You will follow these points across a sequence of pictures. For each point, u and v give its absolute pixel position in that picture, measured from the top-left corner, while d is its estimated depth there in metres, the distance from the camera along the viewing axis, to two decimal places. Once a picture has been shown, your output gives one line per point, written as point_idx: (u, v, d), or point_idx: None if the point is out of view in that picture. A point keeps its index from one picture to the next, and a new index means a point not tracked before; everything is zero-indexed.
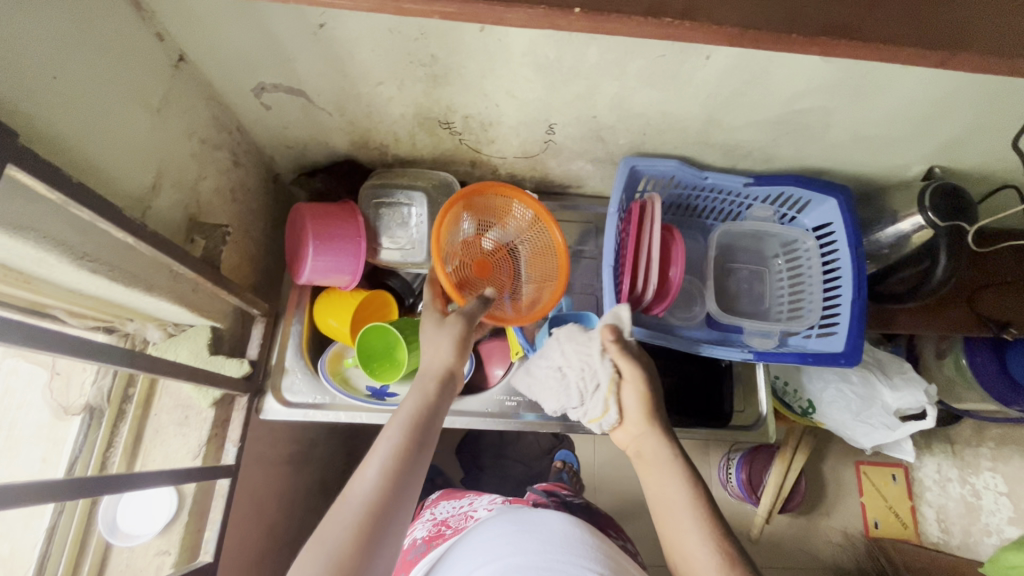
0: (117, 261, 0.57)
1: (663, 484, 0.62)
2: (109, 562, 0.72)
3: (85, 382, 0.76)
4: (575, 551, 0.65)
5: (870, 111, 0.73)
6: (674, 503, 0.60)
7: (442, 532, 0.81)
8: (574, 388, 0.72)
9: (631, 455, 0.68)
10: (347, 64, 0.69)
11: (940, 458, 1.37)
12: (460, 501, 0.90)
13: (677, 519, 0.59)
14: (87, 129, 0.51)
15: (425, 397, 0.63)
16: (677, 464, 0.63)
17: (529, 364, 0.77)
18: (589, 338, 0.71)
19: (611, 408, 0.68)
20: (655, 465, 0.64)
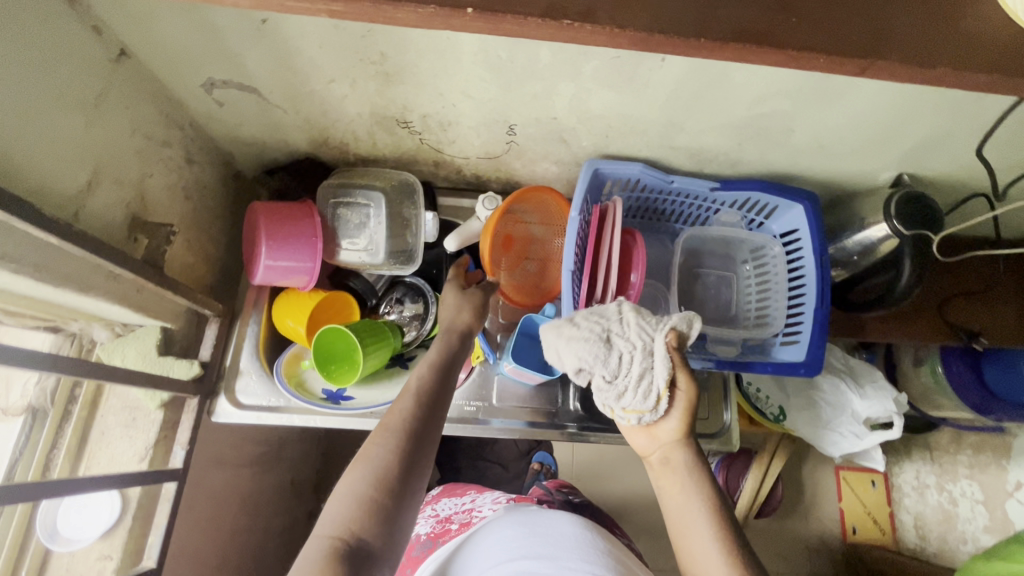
0: (43, 261, 0.55)
1: (680, 495, 0.59)
2: (48, 567, 0.70)
3: (27, 384, 0.74)
4: (587, 553, 0.66)
5: (831, 116, 0.72)
6: (693, 514, 0.57)
7: (448, 527, 0.84)
8: (615, 370, 0.60)
9: (650, 459, 0.63)
10: (296, 60, 0.67)
11: (919, 465, 1.35)
12: (462, 498, 0.93)
13: (698, 534, 0.56)
14: (6, 126, 0.50)
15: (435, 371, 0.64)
16: (698, 473, 0.60)
17: (571, 320, 0.63)
18: (654, 325, 0.61)
19: (659, 407, 0.59)
20: (673, 473, 0.60)
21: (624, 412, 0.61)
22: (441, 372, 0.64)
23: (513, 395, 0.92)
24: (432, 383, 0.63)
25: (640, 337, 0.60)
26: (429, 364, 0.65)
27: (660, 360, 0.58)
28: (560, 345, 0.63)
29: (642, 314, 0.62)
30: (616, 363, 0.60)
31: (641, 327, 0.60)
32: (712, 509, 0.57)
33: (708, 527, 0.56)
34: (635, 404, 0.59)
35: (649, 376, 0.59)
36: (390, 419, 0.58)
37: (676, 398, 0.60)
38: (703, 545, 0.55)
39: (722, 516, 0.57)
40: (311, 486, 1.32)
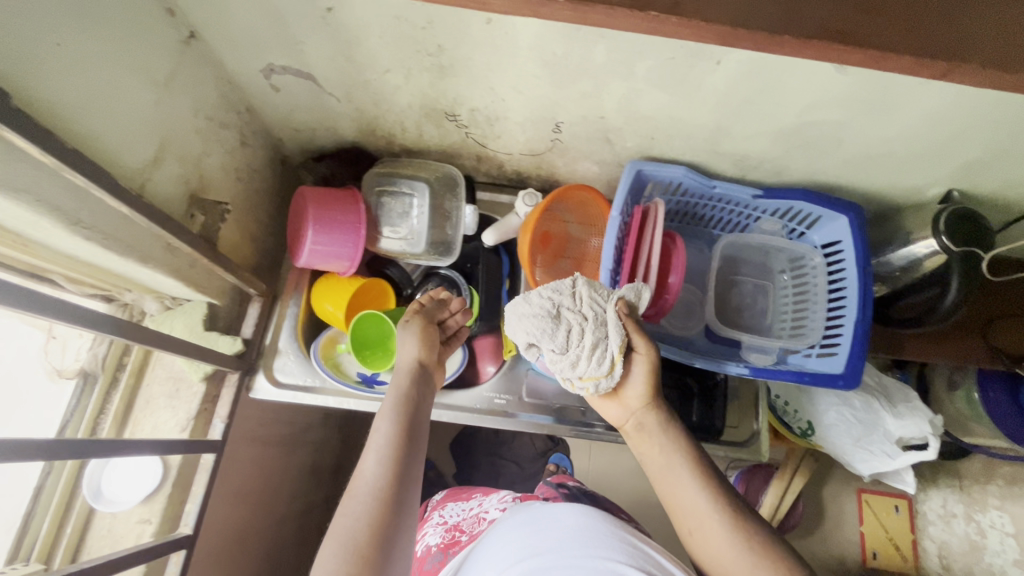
0: (112, 230, 0.58)
1: (661, 458, 0.66)
2: (92, 526, 0.73)
3: (81, 348, 0.77)
4: (596, 542, 0.64)
5: (885, 127, 0.71)
6: (677, 475, 0.64)
7: (458, 538, 0.86)
8: (573, 344, 0.65)
9: (627, 431, 0.70)
10: (355, 49, 0.69)
11: (946, 492, 1.32)
12: (469, 503, 0.94)
13: (684, 490, 0.63)
14: (89, 96, 0.52)
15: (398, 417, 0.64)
16: (671, 436, 0.67)
17: (526, 300, 0.67)
18: (605, 295, 0.68)
19: (615, 371, 0.66)
20: (650, 440, 0.68)
21: (584, 381, 0.67)
22: (400, 415, 0.65)
23: (542, 390, 0.92)
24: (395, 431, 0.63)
25: (591, 307, 0.67)
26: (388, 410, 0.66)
27: (613, 327, 0.65)
28: (515, 321, 0.68)
29: (595, 287, 0.69)
30: (574, 337, 0.65)
31: (595, 299, 0.67)
32: (691, 464, 0.64)
33: (693, 483, 0.63)
34: (592, 371, 0.65)
35: (604, 344, 0.65)
36: (357, 484, 0.59)
37: (635, 362, 0.68)
38: (691, 500, 0.62)
39: (703, 470, 0.64)
40: (331, 470, 1.34)
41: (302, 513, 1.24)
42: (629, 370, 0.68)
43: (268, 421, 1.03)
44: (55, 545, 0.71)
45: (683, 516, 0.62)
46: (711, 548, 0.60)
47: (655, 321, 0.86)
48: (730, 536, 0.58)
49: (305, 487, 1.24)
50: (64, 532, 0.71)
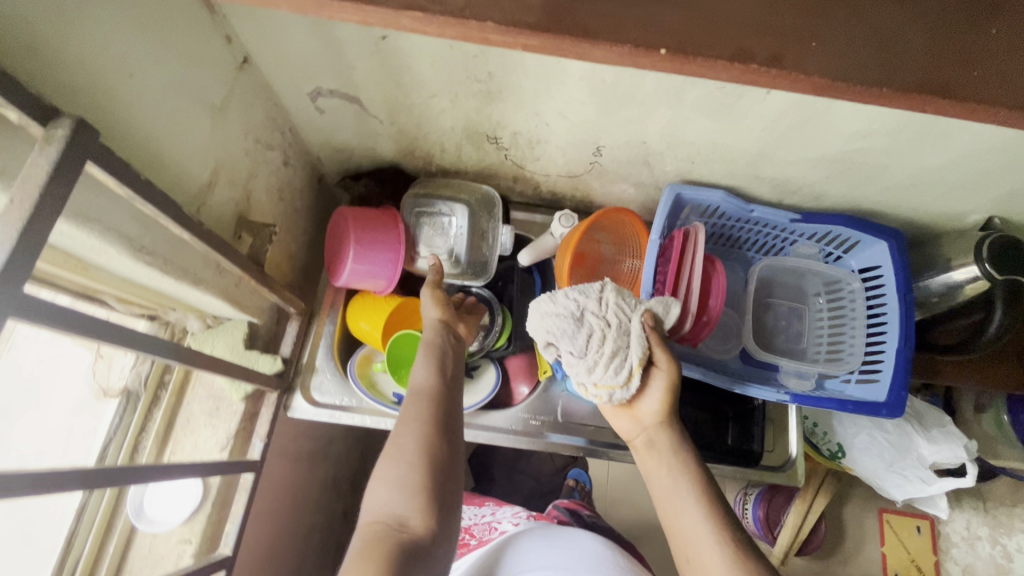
0: (170, 254, 0.59)
1: (666, 480, 0.64)
2: (133, 545, 0.73)
3: (125, 367, 0.78)
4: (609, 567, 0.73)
5: (933, 156, 0.70)
6: (680, 498, 0.62)
7: (467, 542, 0.88)
8: (591, 350, 0.65)
9: (639, 445, 0.69)
10: (404, 74, 0.69)
11: (969, 514, 1.30)
12: (482, 510, 0.96)
13: (685, 513, 0.61)
14: (156, 125, 0.53)
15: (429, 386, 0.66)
16: (679, 456, 0.65)
17: (552, 297, 0.67)
18: (632, 305, 0.67)
19: (632, 382, 0.65)
20: (657, 459, 0.66)
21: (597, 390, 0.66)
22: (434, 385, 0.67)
23: (575, 411, 0.92)
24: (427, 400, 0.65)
25: (615, 313, 0.66)
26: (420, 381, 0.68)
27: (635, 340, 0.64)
28: (538, 316, 0.67)
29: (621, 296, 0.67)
30: (593, 342, 0.64)
31: (620, 306, 0.66)
32: (696, 489, 0.62)
33: (695, 508, 0.60)
34: (607, 379, 0.64)
35: (625, 352, 0.64)
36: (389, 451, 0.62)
37: (653, 377, 0.66)
38: (689, 524, 0.60)
39: (708, 495, 0.61)
40: (352, 484, 1.34)
41: (326, 528, 1.23)
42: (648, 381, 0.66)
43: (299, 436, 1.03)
44: (97, 564, 0.71)
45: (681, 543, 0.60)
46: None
47: (694, 345, 0.86)
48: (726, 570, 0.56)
49: (329, 501, 1.23)
50: (106, 551, 0.72)
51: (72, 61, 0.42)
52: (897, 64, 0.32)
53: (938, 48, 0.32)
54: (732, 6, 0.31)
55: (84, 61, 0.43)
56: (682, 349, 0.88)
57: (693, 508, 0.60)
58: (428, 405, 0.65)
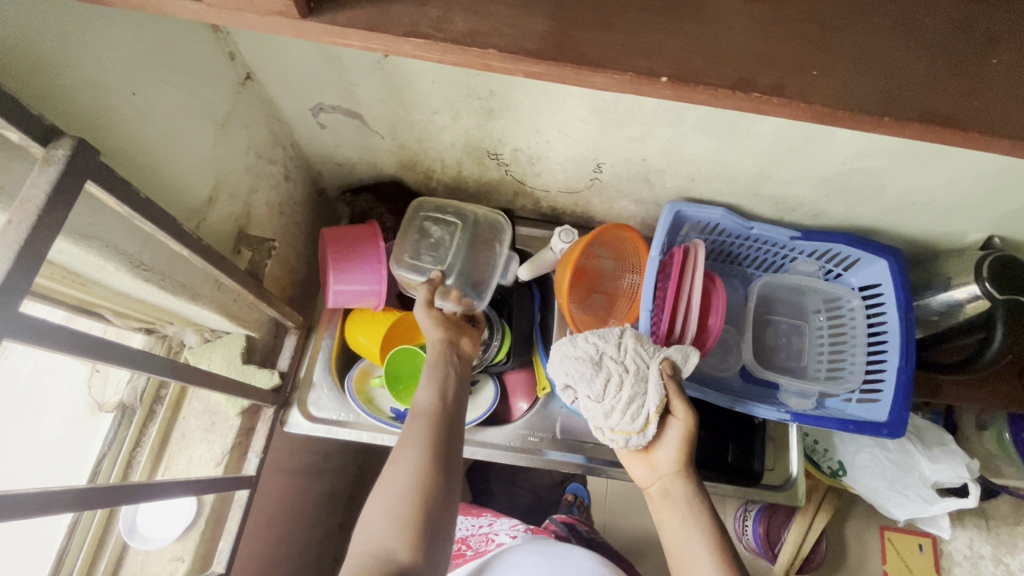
0: (169, 270, 0.58)
1: (679, 529, 0.64)
2: (125, 562, 0.72)
3: (121, 381, 0.77)
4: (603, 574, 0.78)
5: (933, 177, 0.71)
6: (695, 550, 0.62)
7: (463, 552, 0.88)
8: (608, 394, 0.67)
9: (651, 492, 0.69)
10: (406, 92, 0.69)
11: (972, 532, 1.28)
12: (479, 520, 0.96)
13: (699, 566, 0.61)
14: (159, 142, 0.53)
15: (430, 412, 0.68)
16: (693, 505, 0.64)
17: (572, 341, 0.70)
18: (651, 351, 0.69)
19: (649, 429, 0.66)
20: (671, 508, 0.65)
21: (614, 435, 0.67)
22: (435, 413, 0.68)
23: (575, 428, 0.91)
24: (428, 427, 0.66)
25: (634, 361, 0.68)
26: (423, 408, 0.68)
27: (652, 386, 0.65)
28: (558, 360, 0.71)
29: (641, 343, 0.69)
30: (610, 386, 0.67)
31: (638, 352, 0.68)
32: (710, 544, 0.61)
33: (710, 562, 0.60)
34: (624, 423, 0.66)
35: (641, 400, 0.66)
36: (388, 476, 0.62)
37: (669, 425, 0.67)
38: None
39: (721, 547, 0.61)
40: (349, 498, 1.33)
41: (321, 543, 1.21)
42: (664, 428, 0.67)
43: (295, 450, 1.02)
44: None
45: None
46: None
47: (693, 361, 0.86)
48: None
49: (324, 515, 1.21)
50: (96, 569, 0.71)
51: (76, 81, 0.42)
52: (900, 93, 0.31)
53: (939, 77, 0.32)
54: (732, 34, 0.31)
55: (87, 81, 0.43)
56: None
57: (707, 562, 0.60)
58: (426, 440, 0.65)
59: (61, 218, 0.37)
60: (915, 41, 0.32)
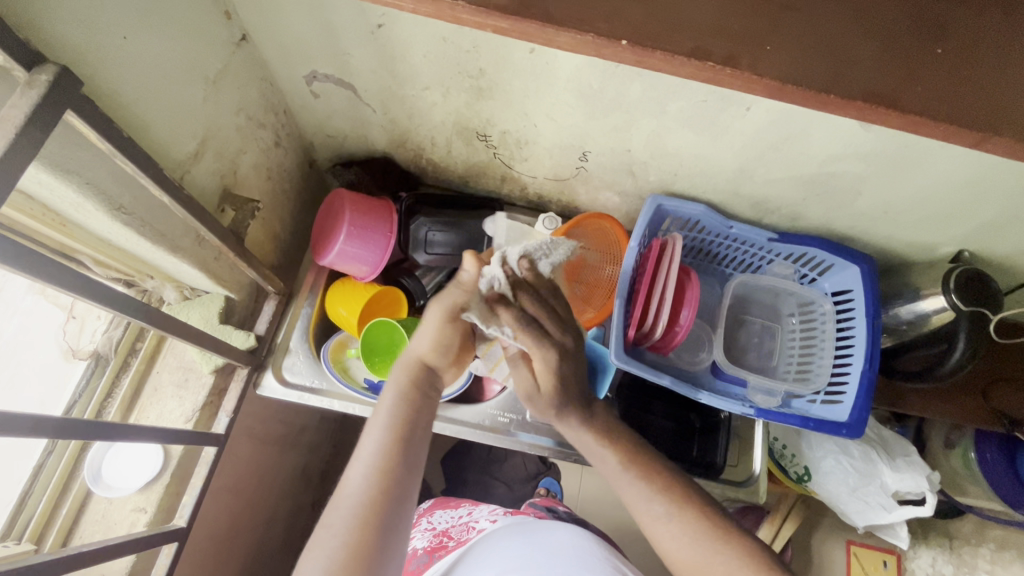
0: (149, 218, 0.60)
1: (608, 469, 0.66)
2: (87, 508, 0.73)
3: (97, 330, 0.79)
4: (596, 557, 0.75)
5: (904, 185, 0.72)
6: (629, 487, 0.63)
7: (445, 543, 0.85)
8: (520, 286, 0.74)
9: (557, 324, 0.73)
10: (397, 64, 0.70)
11: (935, 551, 1.19)
12: (457, 512, 0.94)
13: (646, 507, 0.61)
14: (146, 89, 0.55)
15: (414, 368, 0.65)
16: (607, 439, 0.67)
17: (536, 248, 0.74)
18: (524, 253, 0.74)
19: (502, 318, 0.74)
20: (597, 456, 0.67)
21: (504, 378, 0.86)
22: (418, 393, 0.63)
23: (545, 413, 0.92)
24: (409, 412, 0.61)
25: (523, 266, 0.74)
26: (409, 374, 0.65)
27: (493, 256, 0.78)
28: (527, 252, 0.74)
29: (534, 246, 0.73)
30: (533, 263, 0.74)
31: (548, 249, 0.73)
32: (629, 470, 0.64)
33: (653, 499, 0.61)
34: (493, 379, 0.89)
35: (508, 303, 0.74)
36: (363, 448, 0.58)
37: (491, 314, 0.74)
38: (657, 519, 0.60)
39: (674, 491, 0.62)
40: (320, 474, 1.32)
41: (288, 517, 1.21)
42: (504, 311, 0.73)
43: (269, 419, 1.02)
44: (48, 525, 0.71)
45: (652, 535, 0.61)
46: (666, 548, 0.59)
47: (664, 352, 0.88)
48: (688, 548, 0.58)
49: (294, 489, 1.21)
50: (58, 513, 0.72)
51: (66, 16, 0.44)
52: (848, 72, 0.34)
53: (886, 60, 0.34)
54: (688, 10, 0.34)
55: (79, 16, 0.45)
56: (652, 356, 0.90)
57: (650, 503, 0.61)
58: (401, 418, 0.61)
59: (22, 145, 0.38)
60: (870, 28, 0.34)
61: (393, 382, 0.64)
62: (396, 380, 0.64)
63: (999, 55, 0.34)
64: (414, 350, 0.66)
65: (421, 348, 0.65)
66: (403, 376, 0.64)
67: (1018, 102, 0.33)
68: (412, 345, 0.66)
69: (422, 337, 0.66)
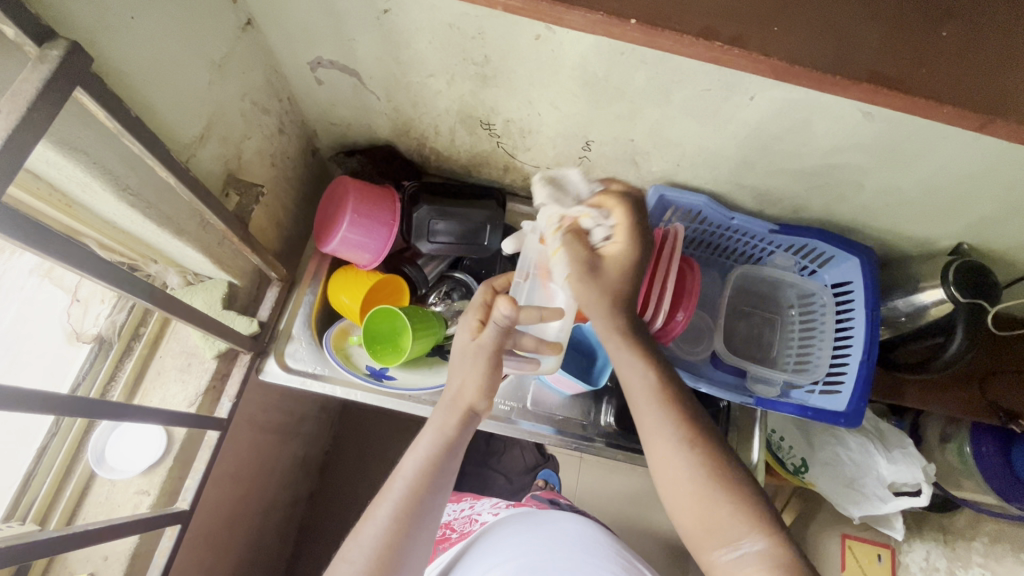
0: (155, 200, 0.60)
1: (635, 387, 0.63)
2: (91, 490, 0.74)
3: (101, 314, 0.80)
4: (597, 544, 0.76)
5: (904, 177, 0.72)
6: (652, 415, 0.61)
7: (448, 536, 0.87)
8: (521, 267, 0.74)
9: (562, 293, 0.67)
10: (402, 51, 0.70)
11: (930, 546, 1.19)
12: (459, 505, 0.95)
13: (661, 439, 0.60)
14: (153, 70, 0.55)
15: (458, 415, 0.64)
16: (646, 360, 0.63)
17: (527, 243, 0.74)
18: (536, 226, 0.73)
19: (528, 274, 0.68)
20: (630, 371, 0.63)
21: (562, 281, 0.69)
22: (454, 437, 0.64)
23: (546, 402, 0.92)
24: (442, 455, 0.62)
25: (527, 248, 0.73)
26: (451, 420, 0.64)
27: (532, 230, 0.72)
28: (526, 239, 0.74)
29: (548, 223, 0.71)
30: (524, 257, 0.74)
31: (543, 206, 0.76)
32: (656, 397, 0.61)
33: (667, 428, 0.60)
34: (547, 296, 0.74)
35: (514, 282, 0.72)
36: (393, 485, 0.61)
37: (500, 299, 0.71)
38: (670, 447, 0.59)
39: (689, 429, 0.60)
40: (319, 463, 1.33)
41: (288, 505, 1.22)
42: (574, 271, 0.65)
43: (270, 406, 1.02)
44: (52, 506, 0.72)
45: (661, 460, 0.60)
46: (668, 476, 0.59)
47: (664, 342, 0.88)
48: (693, 491, 0.57)
49: (294, 478, 1.22)
50: (62, 494, 0.72)
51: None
52: (853, 54, 0.34)
53: (890, 43, 0.34)
54: None
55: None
56: None
57: (671, 437, 0.59)
58: (434, 463, 0.61)
59: (33, 121, 0.39)
60: (874, 10, 0.34)
61: (436, 424, 0.64)
62: (439, 423, 0.64)
63: (1003, 39, 0.34)
64: (455, 396, 0.65)
65: (468, 394, 0.64)
66: (447, 419, 0.64)
67: (1020, 85, 0.34)
68: (453, 392, 0.65)
69: (467, 384, 0.64)
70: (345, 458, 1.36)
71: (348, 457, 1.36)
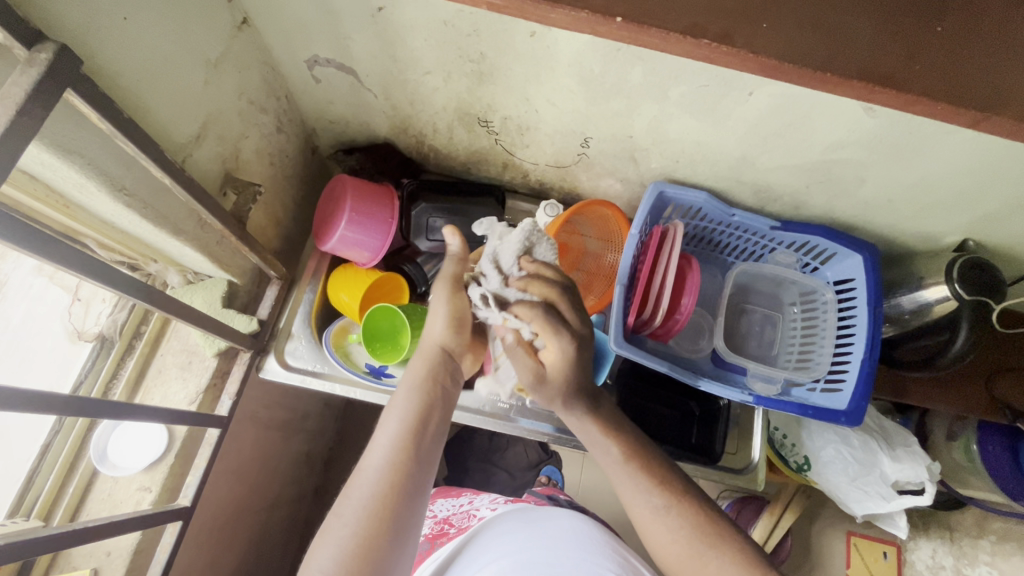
0: (151, 200, 0.61)
1: (608, 466, 0.64)
2: (93, 488, 0.74)
3: (102, 313, 0.81)
4: (592, 539, 0.77)
5: (905, 173, 0.71)
6: (625, 482, 0.63)
7: (446, 531, 0.86)
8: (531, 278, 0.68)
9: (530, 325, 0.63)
10: (398, 48, 0.70)
11: (936, 543, 1.18)
12: (459, 500, 0.95)
13: (646, 501, 0.61)
14: (147, 70, 0.55)
15: (429, 357, 0.66)
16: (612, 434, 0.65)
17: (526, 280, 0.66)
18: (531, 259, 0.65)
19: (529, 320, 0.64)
20: (596, 445, 0.65)
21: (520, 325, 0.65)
22: (431, 387, 0.63)
23: None
24: (422, 404, 0.62)
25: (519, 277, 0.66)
26: (426, 373, 0.65)
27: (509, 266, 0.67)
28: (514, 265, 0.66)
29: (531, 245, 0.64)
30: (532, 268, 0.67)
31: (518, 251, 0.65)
32: (629, 465, 0.63)
33: (651, 493, 0.61)
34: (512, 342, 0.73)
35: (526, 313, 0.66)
36: (371, 454, 0.58)
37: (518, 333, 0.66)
38: (651, 512, 0.60)
39: (667, 491, 0.61)
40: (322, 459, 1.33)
41: (292, 500, 1.23)
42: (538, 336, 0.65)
43: (272, 403, 1.03)
44: (56, 503, 0.73)
45: (644, 525, 0.61)
46: (661, 543, 0.60)
47: (664, 340, 0.88)
48: (687, 550, 0.58)
49: (298, 474, 1.23)
50: (64, 491, 0.73)
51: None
52: (847, 49, 0.34)
53: (883, 38, 0.34)
54: None
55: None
56: (653, 344, 0.90)
57: (649, 495, 0.61)
58: (419, 415, 0.61)
59: (24, 123, 0.39)
60: (866, 6, 0.34)
61: (408, 375, 0.65)
62: (411, 372, 0.65)
63: (999, 34, 0.34)
64: (429, 341, 0.67)
65: (435, 334, 0.67)
66: (418, 368, 0.65)
67: (1017, 81, 0.33)
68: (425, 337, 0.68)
69: (431, 325, 0.67)
70: (349, 454, 1.37)
71: (351, 452, 1.37)
